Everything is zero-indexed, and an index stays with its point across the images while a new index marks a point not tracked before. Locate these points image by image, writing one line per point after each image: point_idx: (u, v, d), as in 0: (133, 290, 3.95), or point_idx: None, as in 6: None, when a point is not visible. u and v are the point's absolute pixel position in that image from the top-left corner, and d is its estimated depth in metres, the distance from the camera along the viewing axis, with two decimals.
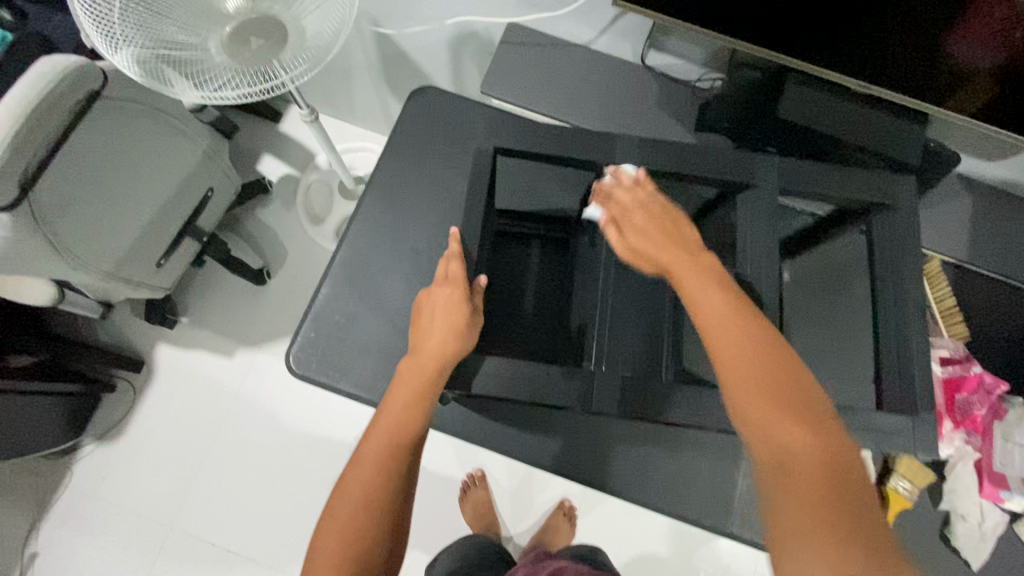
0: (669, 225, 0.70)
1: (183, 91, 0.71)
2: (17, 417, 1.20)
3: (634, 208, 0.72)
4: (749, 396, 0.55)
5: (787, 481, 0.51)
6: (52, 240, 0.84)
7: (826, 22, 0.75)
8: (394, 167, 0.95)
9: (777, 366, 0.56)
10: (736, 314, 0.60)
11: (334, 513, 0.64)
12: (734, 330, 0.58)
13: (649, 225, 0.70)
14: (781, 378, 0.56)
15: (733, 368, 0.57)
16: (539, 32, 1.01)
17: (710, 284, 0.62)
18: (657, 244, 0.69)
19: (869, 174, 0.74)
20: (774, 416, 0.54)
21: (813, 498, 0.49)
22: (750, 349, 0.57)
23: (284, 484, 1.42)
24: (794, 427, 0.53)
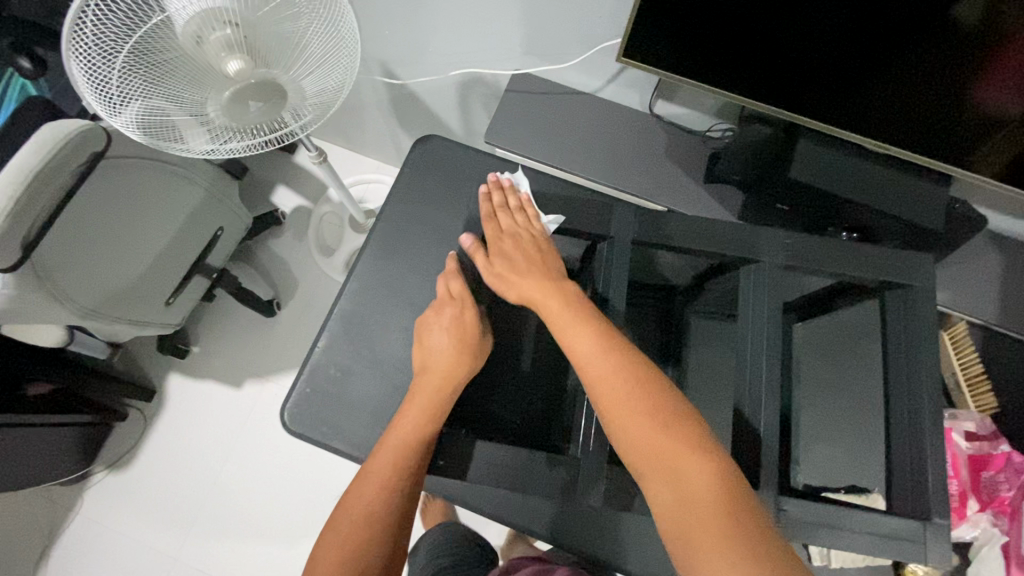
0: (537, 252, 0.73)
1: (195, 142, 0.78)
2: (34, 450, 1.22)
3: (507, 239, 0.74)
4: (631, 434, 0.56)
5: (679, 504, 0.52)
6: (56, 293, 0.86)
7: (836, 77, 0.72)
8: (395, 218, 0.95)
9: (652, 395, 0.58)
10: (609, 351, 0.61)
11: (337, 524, 0.64)
12: (602, 359, 0.60)
13: (521, 253, 0.73)
14: (661, 409, 0.57)
15: (613, 407, 0.58)
16: (546, 80, 1.00)
17: (574, 317, 0.64)
18: (521, 273, 0.70)
19: (881, 251, 0.72)
20: (656, 446, 0.55)
21: (703, 517, 0.51)
22: (628, 382, 0.59)
23: (288, 517, 1.42)
24: (660, 436, 0.55)
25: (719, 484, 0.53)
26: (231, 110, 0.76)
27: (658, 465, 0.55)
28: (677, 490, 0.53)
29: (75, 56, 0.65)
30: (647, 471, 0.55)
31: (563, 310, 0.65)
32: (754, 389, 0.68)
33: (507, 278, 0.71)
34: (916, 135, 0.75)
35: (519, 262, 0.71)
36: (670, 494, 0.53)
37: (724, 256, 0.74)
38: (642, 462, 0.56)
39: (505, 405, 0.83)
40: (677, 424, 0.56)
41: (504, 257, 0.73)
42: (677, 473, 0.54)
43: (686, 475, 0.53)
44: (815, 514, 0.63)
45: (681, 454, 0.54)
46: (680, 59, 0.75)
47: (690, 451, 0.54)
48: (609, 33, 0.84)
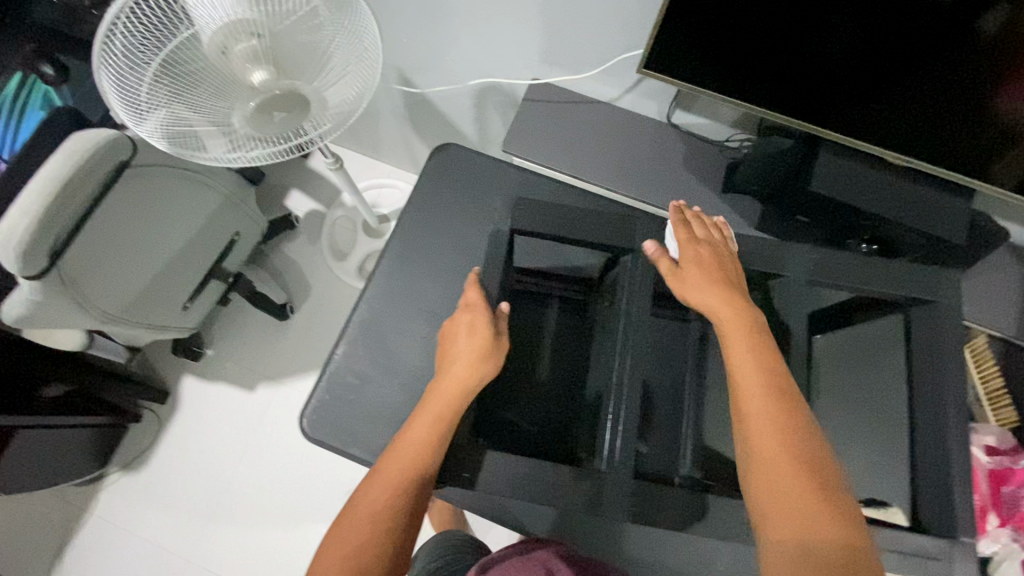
0: (721, 272, 0.69)
1: (213, 150, 0.74)
2: (50, 450, 1.24)
3: (701, 247, 0.71)
4: (782, 478, 0.54)
5: (805, 560, 0.50)
6: (79, 299, 0.87)
7: (857, 91, 0.72)
8: (413, 226, 0.95)
9: (815, 455, 0.55)
10: (784, 394, 0.58)
11: (345, 521, 0.63)
12: (770, 393, 0.58)
13: (702, 268, 0.68)
14: (821, 471, 0.54)
15: (772, 449, 0.55)
16: (563, 89, 1.00)
17: (748, 344, 0.61)
18: (700, 285, 0.67)
19: (908, 267, 0.72)
20: (803, 500, 0.53)
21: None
22: (790, 423, 0.56)
23: (301, 521, 1.42)
24: (811, 492, 0.53)
25: (857, 563, 0.50)
26: (253, 120, 0.75)
27: (797, 519, 0.52)
28: (808, 549, 0.50)
29: (104, 68, 0.66)
30: (780, 520, 0.53)
31: (736, 335, 0.62)
32: None
33: (681, 280, 0.68)
34: (941, 147, 0.74)
35: (701, 274, 0.67)
36: (798, 547, 0.51)
37: (749, 269, 0.73)
38: (778, 509, 0.53)
39: (525, 415, 0.83)
40: (833, 492, 0.54)
41: (689, 262, 0.69)
42: (814, 534, 0.51)
43: (823, 540, 0.51)
44: None
45: (828, 520, 0.52)
46: (698, 74, 0.76)
47: (838, 521, 0.52)
48: (629, 44, 0.85)
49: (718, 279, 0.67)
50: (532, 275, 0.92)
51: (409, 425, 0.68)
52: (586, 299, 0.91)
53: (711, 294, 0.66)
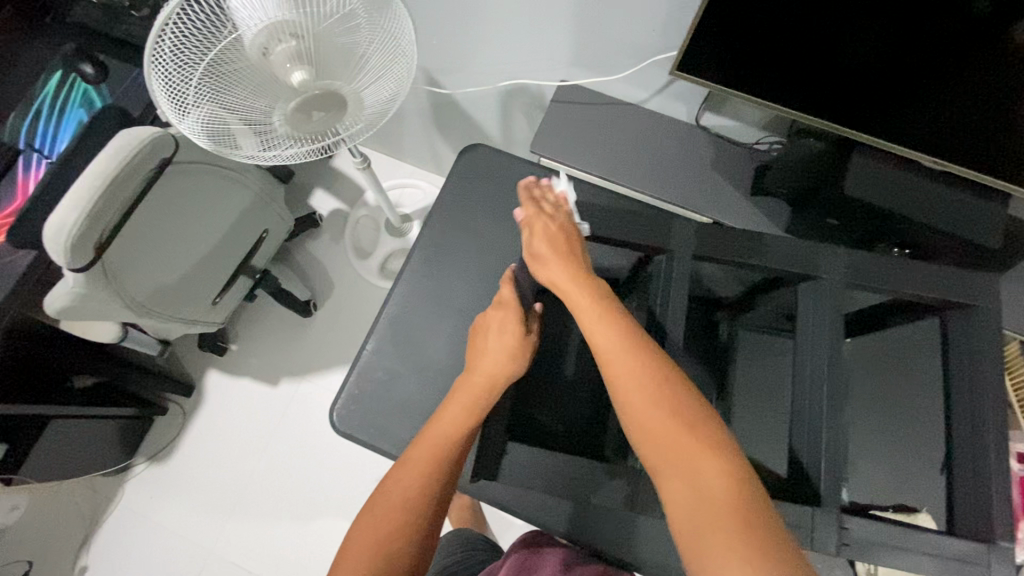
0: (568, 242, 0.74)
1: (247, 148, 0.79)
2: (81, 439, 1.26)
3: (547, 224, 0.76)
4: (647, 427, 0.58)
5: (691, 501, 0.53)
6: (119, 291, 0.90)
7: (897, 96, 0.71)
8: (442, 225, 0.96)
9: (673, 392, 0.59)
10: (631, 347, 0.62)
11: (376, 510, 0.62)
12: (619, 353, 0.62)
13: (549, 245, 0.73)
14: (680, 406, 0.58)
15: (629, 403, 0.60)
16: (592, 91, 1.01)
17: (599, 313, 0.66)
18: (549, 264, 0.72)
19: (947, 270, 0.72)
20: (672, 441, 0.57)
21: (715, 514, 0.52)
22: (642, 374, 0.60)
23: (322, 514, 1.44)
24: (676, 433, 0.57)
25: (724, 470, 0.54)
26: (292, 121, 0.78)
27: (674, 462, 0.56)
28: (693, 486, 0.54)
29: (154, 67, 0.68)
30: (662, 467, 0.56)
31: (588, 305, 0.67)
32: (814, 406, 0.68)
33: (537, 262, 0.73)
34: (987, 154, 0.72)
35: (548, 251, 0.73)
36: (683, 490, 0.54)
37: (783, 271, 0.74)
38: (656, 457, 0.57)
39: (554, 413, 0.83)
40: (697, 421, 0.57)
41: (535, 243, 0.74)
42: (692, 470, 0.55)
43: (701, 471, 0.54)
44: (876, 534, 0.63)
45: (697, 453, 0.56)
46: (732, 78, 0.76)
47: (699, 441, 0.56)
48: (661, 46, 0.85)
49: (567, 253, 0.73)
50: None
51: (437, 416, 0.70)
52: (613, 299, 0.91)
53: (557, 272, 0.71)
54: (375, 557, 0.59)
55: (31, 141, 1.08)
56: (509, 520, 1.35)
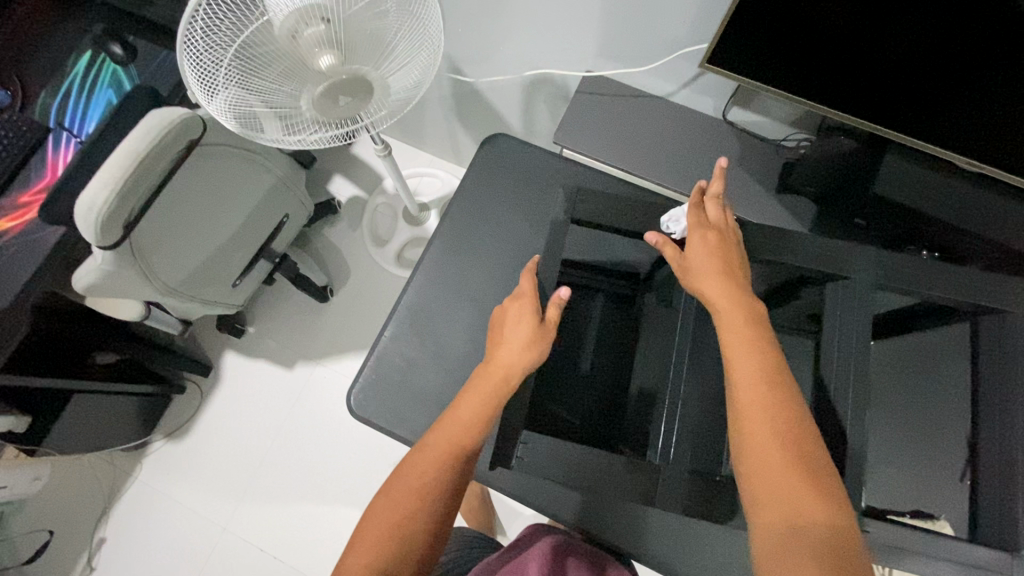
0: (727, 255, 0.68)
1: (272, 134, 0.79)
2: (100, 413, 1.29)
3: (709, 230, 0.70)
4: (767, 461, 0.55)
5: (790, 544, 0.50)
6: (144, 269, 0.91)
7: (940, 95, 0.68)
8: (463, 215, 0.96)
9: (801, 436, 0.56)
10: (770, 379, 0.58)
11: (392, 495, 0.63)
12: (756, 381, 0.58)
13: (704, 254, 0.68)
14: (807, 454, 0.54)
15: (753, 435, 0.56)
16: (618, 83, 1.00)
17: (743, 335, 0.61)
18: (700, 273, 0.67)
19: (980, 274, 0.70)
20: (784, 479, 0.53)
21: (813, 564, 0.49)
22: (776, 410, 0.57)
23: (334, 497, 1.46)
24: (794, 476, 0.53)
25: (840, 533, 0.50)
26: (319, 105, 0.78)
27: (781, 503, 0.53)
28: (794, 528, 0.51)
29: (185, 47, 0.68)
30: (765, 503, 0.53)
31: (729, 322, 0.63)
32: (837, 407, 0.68)
33: (690, 269, 0.68)
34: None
35: (703, 262, 0.67)
36: (783, 532, 0.51)
37: (811, 269, 0.73)
38: (761, 491, 0.54)
39: (568, 407, 0.83)
40: (822, 475, 0.53)
41: (694, 249, 0.69)
42: (797, 511, 0.52)
43: (807, 517, 0.51)
44: (899, 538, 0.62)
45: (810, 502, 0.52)
46: (765, 73, 0.74)
47: (815, 491, 0.52)
48: (693, 38, 0.83)
49: (722, 264, 0.67)
50: (580, 267, 0.91)
51: (457, 404, 0.69)
52: (632, 293, 0.91)
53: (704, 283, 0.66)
54: (387, 537, 0.60)
55: (61, 119, 1.10)
56: (517, 512, 1.35)
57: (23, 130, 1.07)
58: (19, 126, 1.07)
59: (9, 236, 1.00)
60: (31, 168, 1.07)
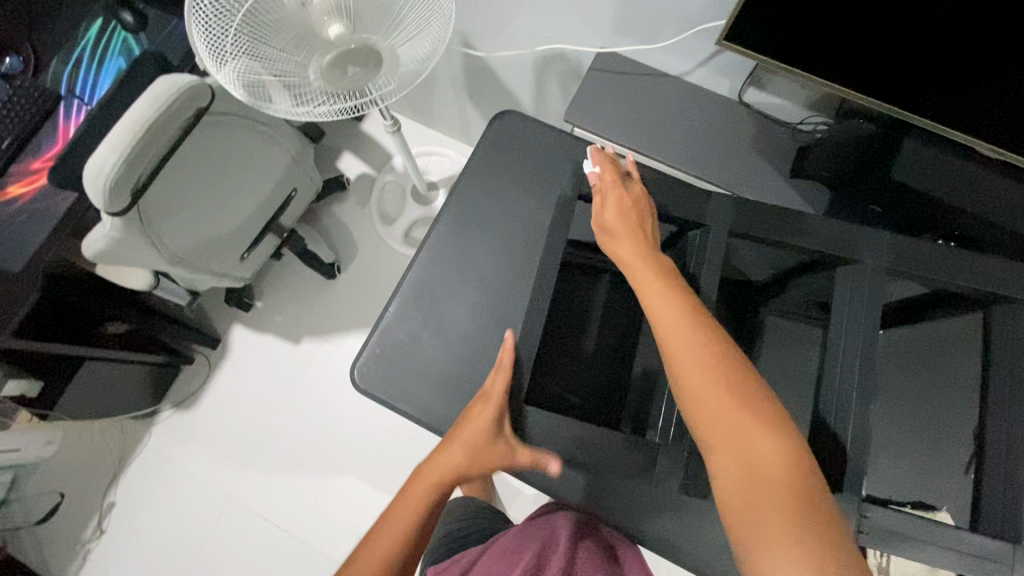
0: (635, 213, 0.73)
1: (280, 104, 0.78)
2: (109, 382, 1.31)
3: (613, 192, 0.75)
4: (710, 404, 0.57)
5: (746, 480, 0.53)
6: (151, 237, 0.92)
7: (967, 77, 0.65)
8: (470, 191, 0.95)
9: (735, 371, 0.58)
10: (695, 323, 0.61)
11: (388, 520, 0.70)
12: (682, 326, 0.61)
13: (621, 219, 0.73)
14: (742, 386, 0.57)
15: (690, 390, 0.58)
16: (633, 61, 0.98)
17: (663, 289, 0.64)
18: (620, 238, 0.72)
19: (996, 263, 0.69)
20: (728, 416, 0.56)
21: (765, 491, 0.52)
22: (704, 349, 0.59)
23: (338, 470, 1.48)
24: (733, 411, 0.56)
25: (787, 456, 0.53)
26: (327, 75, 0.78)
27: (731, 441, 0.55)
28: (749, 469, 0.54)
29: (195, 15, 0.68)
30: (717, 446, 0.56)
31: (652, 281, 0.66)
32: (842, 393, 0.67)
33: (607, 234, 0.73)
34: None
35: (618, 225, 0.73)
36: (739, 471, 0.54)
37: (822, 252, 0.71)
38: (711, 433, 0.56)
39: (570, 386, 0.83)
40: (758, 407, 0.56)
41: (606, 211, 0.74)
42: (748, 447, 0.54)
43: (757, 453, 0.54)
44: (900, 523, 0.62)
45: (756, 433, 0.55)
46: (786, 54, 0.72)
47: (755, 421, 0.55)
48: (711, 15, 0.81)
49: (633, 223, 0.72)
50: (584, 247, 0.89)
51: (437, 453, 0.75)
52: None
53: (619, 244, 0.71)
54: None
55: (72, 87, 1.10)
56: (518, 490, 1.37)
57: (35, 97, 1.07)
58: (30, 93, 1.07)
59: (22, 202, 1.01)
60: (43, 136, 1.07)
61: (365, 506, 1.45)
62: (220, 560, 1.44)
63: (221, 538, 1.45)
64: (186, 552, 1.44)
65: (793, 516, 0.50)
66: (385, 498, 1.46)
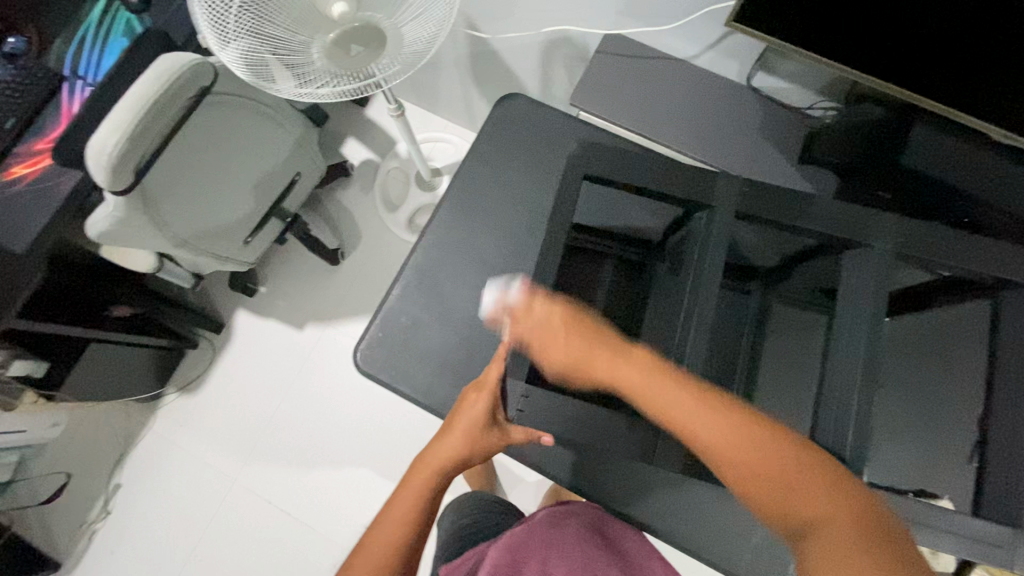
0: (578, 331, 0.67)
1: (283, 86, 0.77)
2: (114, 364, 1.31)
3: (540, 327, 0.69)
4: (754, 487, 0.55)
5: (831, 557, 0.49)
6: (154, 218, 0.92)
7: (983, 56, 0.64)
8: (475, 174, 0.95)
9: (763, 438, 0.56)
10: (702, 402, 0.59)
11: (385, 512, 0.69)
12: (694, 411, 0.58)
13: (562, 347, 0.67)
14: (773, 456, 0.55)
15: (727, 460, 0.57)
16: (640, 44, 0.96)
17: (659, 380, 0.61)
18: (581, 353, 0.66)
19: (1004, 247, 0.68)
20: (782, 490, 0.54)
21: (855, 557, 0.48)
22: (728, 426, 0.57)
23: (342, 451, 1.49)
24: (784, 488, 0.54)
25: (847, 508, 0.52)
26: (332, 52, 0.77)
27: (798, 516, 0.53)
28: (822, 545, 0.50)
29: None
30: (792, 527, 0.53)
31: (639, 366, 0.62)
32: (846, 377, 0.66)
33: (561, 364, 0.67)
34: None
35: (565, 351, 0.67)
36: (818, 549, 0.50)
37: (828, 235, 0.71)
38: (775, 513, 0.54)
39: None
40: (793, 458, 0.55)
41: (544, 348, 0.68)
42: (813, 518, 0.52)
43: (824, 518, 0.52)
44: (901, 509, 0.61)
45: (814, 495, 0.53)
46: (800, 36, 0.70)
47: (805, 479, 0.54)
48: None
49: (581, 342, 0.66)
50: (589, 232, 0.89)
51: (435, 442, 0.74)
52: (642, 261, 0.90)
53: (586, 368, 0.66)
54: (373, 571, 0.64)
55: (75, 67, 1.10)
56: (520, 477, 1.38)
57: (39, 77, 1.07)
58: (34, 73, 1.07)
59: (25, 182, 1.01)
60: (46, 116, 1.07)
61: (367, 491, 1.46)
62: (223, 541, 1.45)
63: (225, 519, 1.47)
64: (190, 532, 1.46)
65: (897, 573, 0.47)
66: (386, 484, 1.46)
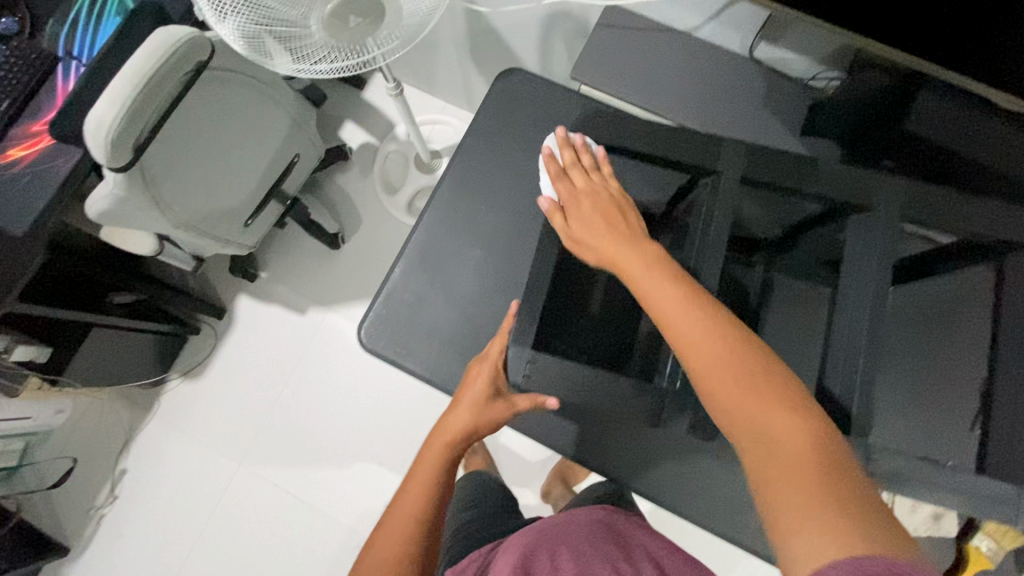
0: (612, 210, 0.71)
1: (280, 63, 0.76)
2: (117, 349, 1.31)
3: (584, 195, 0.73)
4: (720, 385, 0.52)
5: (769, 455, 0.47)
6: (155, 198, 0.91)
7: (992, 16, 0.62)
8: (476, 150, 0.94)
9: (737, 344, 0.54)
10: (690, 298, 0.58)
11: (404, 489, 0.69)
12: (681, 306, 0.57)
13: (590, 218, 0.71)
14: (745, 360, 0.53)
15: (692, 351, 0.55)
16: (641, 16, 0.95)
17: (655, 271, 0.61)
18: (597, 231, 0.69)
19: (1008, 209, 0.68)
20: (739, 390, 0.51)
21: (796, 461, 0.46)
22: (705, 319, 0.56)
23: (347, 432, 1.50)
24: (744, 390, 0.51)
25: (805, 424, 0.48)
26: (330, 27, 0.75)
27: (749, 417, 0.50)
28: (765, 443, 0.48)
29: None
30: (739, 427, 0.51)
31: (641, 257, 0.64)
32: (851, 341, 0.66)
33: (581, 229, 0.71)
34: None
35: (591, 219, 0.70)
36: (760, 446, 0.48)
37: (833, 199, 0.71)
38: (727, 411, 0.52)
39: (578, 343, 0.83)
40: (768, 367, 0.52)
41: (577, 212, 0.72)
42: (763, 425, 0.49)
43: (773, 426, 0.49)
44: (905, 469, 0.62)
45: (771, 404, 0.50)
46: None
47: (767, 389, 0.51)
48: None
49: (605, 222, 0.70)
50: None
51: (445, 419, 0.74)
52: None
53: (597, 244, 0.68)
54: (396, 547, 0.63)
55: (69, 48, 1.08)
56: (524, 457, 1.39)
57: (33, 59, 1.05)
58: (27, 54, 1.05)
59: (22, 164, 1.00)
60: (41, 98, 1.05)
61: (372, 473, 1.47)
62: (231, 523, 1.47)
63: (231, 501, 1.48)
64: (197, 515, 1.47)
65: (829, 485, 0.43)
66: (391, 465, 1.47)
